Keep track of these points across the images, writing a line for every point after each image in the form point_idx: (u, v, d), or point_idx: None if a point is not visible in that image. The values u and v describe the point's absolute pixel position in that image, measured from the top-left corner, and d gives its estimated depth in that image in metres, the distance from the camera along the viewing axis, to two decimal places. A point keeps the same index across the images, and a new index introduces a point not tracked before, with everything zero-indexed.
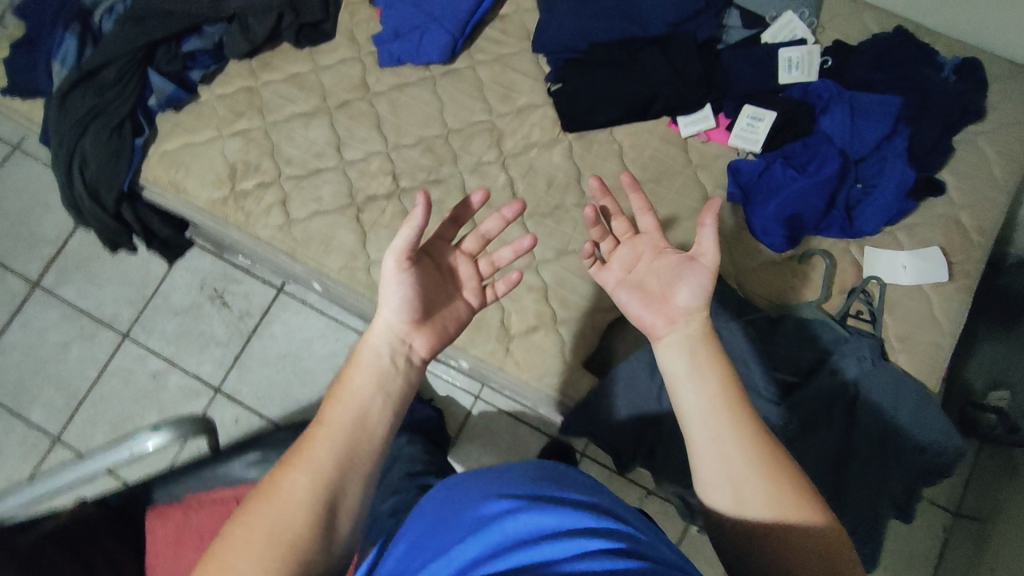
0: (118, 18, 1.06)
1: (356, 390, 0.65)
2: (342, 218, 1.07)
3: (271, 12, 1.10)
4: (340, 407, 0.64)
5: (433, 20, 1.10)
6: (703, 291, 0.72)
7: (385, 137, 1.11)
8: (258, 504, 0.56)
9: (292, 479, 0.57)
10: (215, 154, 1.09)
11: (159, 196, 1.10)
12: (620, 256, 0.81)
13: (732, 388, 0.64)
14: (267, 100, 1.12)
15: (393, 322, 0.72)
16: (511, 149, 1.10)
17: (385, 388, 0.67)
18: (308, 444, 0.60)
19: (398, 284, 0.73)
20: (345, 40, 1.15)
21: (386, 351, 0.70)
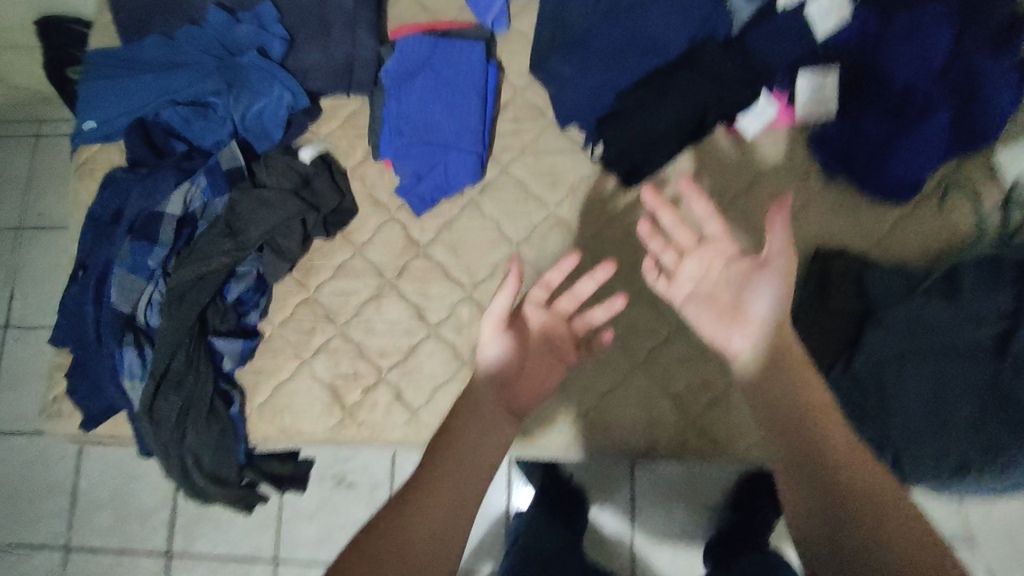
0: (161, 307, 0.98)
1: (473, 429, 0.72)
2: (463, 382, 1.01)
3: (296, 222, 1.02)
4: (463, 443, 0.70)
5: (452, 148, 1.02)
6: (780, 299, 0.69)
7: (459, 281, 1.05)
8: (391, 523, 0.63)
9: (426, 500, 0.65)
10: (310, 383, 1.03)
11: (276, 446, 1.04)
12: (687, 270, 0.75)
13: (808, 394, 0.65)
14: (330, 304, 1.05)
15: (493, 380, 0.76)
16: (586, 232, 1.03)
17: (493, 434, 0.73)
18: (420, 478, 0.67)
19: (496, 346, 0.78)
20: (371, 206, 1.08)
21: (491, 399, 0.75)
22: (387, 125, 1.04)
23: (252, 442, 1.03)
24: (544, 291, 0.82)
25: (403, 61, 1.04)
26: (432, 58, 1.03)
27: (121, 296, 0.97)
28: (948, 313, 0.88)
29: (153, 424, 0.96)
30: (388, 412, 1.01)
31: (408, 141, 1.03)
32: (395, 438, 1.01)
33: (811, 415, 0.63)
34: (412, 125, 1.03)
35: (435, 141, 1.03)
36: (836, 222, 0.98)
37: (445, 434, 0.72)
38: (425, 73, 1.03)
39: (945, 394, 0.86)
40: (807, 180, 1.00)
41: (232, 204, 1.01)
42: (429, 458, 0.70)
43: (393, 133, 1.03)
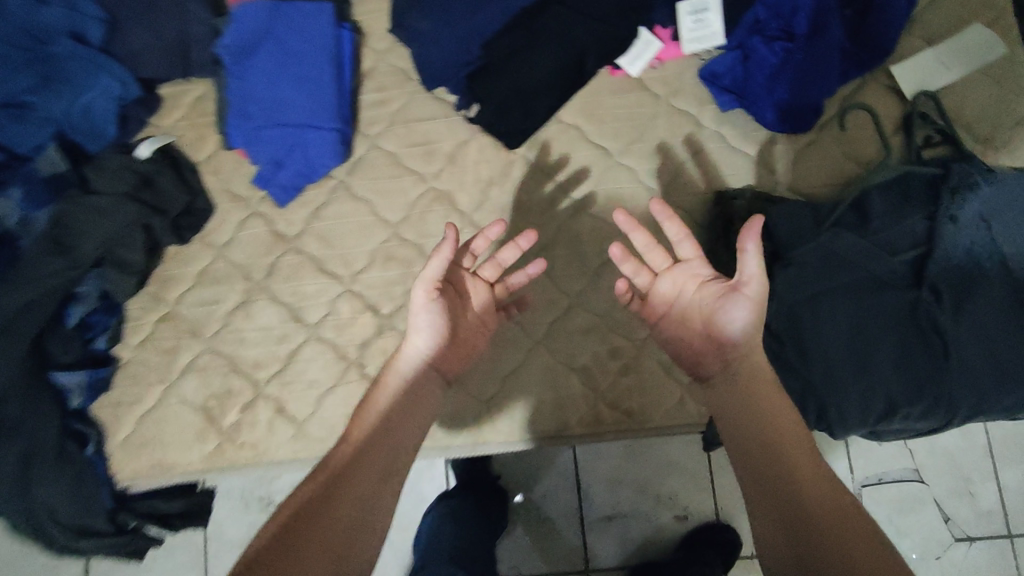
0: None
1: (407, 417, 0.65)
2: (351, 386, 0.90)
3: (135, 230, 0.89)
4: (396, 434, 0.63)
5: (305, 126, 0.90)
6: (753, 320, 0.65)
7: (336, 274, 0.93)
8: (323, 480, 0.57)
9: (352, 479, 0.58)
10: (180, 407, 0.91)
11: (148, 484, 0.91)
12: (662, 291, 0.76)
13: (790, 446, 0.61)
14: (193, 316, 0.93)
15: (422, 346, 0.69)
16: (471, 203, 0.93)
17: (422, 424, 0.66)
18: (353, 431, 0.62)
19: (427, 314, 0.69)
20: (228, 202, 0.96)
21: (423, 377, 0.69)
22: (232, 107, 0.91)
23: (119, 482, 0.91)
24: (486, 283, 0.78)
25: (242, 34, 0.90)
26: (273, 27, 0.91)
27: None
28: (861, 244, 0.80)
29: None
30: (270, 430, 0.90)
31: (256, 123, 0.90)
32: (282, 459, 0.90)
33: (792, 473, 0.59)
34: (259, 105, 0.91)
35: (286, 121, 0.90)
36: (738, 160, 0.90)
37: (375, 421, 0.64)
38: (268, 45, 0.91)
39: (873, 330, 0.79)
40: (701, 119, 0.92)
41: (56, 216, 0.87)
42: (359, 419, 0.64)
43: (239, 117, 0.91)
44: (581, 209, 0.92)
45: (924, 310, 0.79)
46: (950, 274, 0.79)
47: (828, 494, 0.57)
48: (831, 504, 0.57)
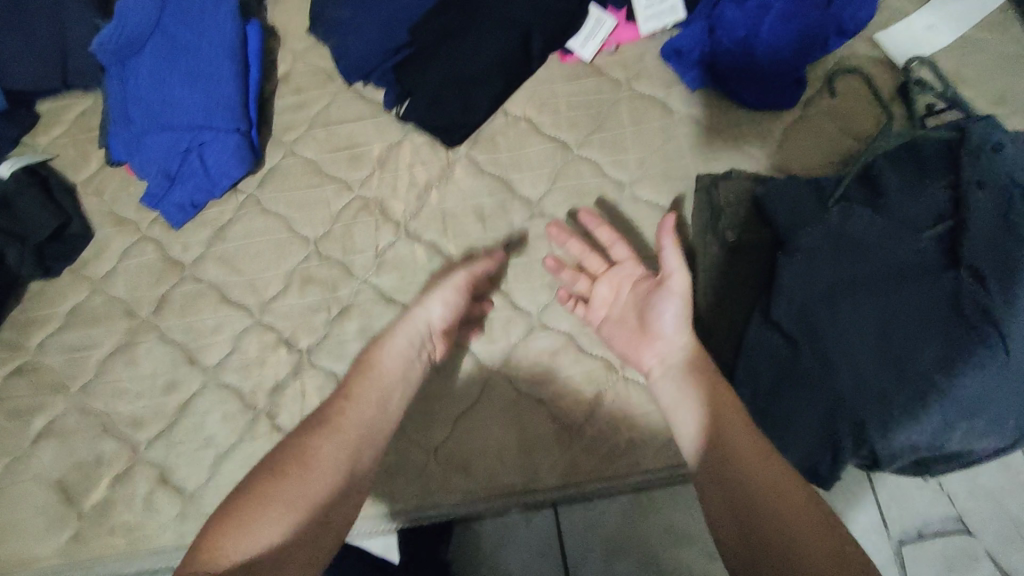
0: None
1: (353, 428, 0.57)
2: (258, 443, 0.71)
3: None
4: (353, 442, 0.56)
5: (200, 128, 0.75)
6: (684, 319, 0.62)
7: (243, 304, 0.75)
8: (300, 459, 0.53)
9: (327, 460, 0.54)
10: (30, 486, 0.70)
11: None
12: (600, 294, 0.70)
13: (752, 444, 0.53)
14: (58, 367, 0.74)
15: (430, 324, 0.67)
16: (406, 210, 0.77)
17: (378, 432, 0.58)
18: (336, 412, 0.58)
19: (444, 301, 0.68)
20: (112, 227, 0.79)
21: (373, 375, 0.62)
22: (116, 114, 0.78)
23: None
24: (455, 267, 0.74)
25: (121, 27, 0.76)
26: (163, 22, 0.78)
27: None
28: (873, 224, 0.66)
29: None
30: (151, 507, 0.69)
31: (142, 128, 0.76)
32: (164, 548, 0.68)
33: (748, 475, 0.51)
34: (145, 108, 0.76)
35: (177, 123, 0.75)
36: (716, 143, 0.77)
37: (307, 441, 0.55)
38: (156, 41, 0.77)
39: (901, 335, 0.63)
40: (669, 102, 0.79)
41: None
42: (341, 398, 0.59)
43: (122, 124, 0.77)
44: (538, 208, 0.77)
45: (965, 305, 0.63)
46: (996, 262, 0.63)
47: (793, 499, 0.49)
48: (793, 507, 0.49)
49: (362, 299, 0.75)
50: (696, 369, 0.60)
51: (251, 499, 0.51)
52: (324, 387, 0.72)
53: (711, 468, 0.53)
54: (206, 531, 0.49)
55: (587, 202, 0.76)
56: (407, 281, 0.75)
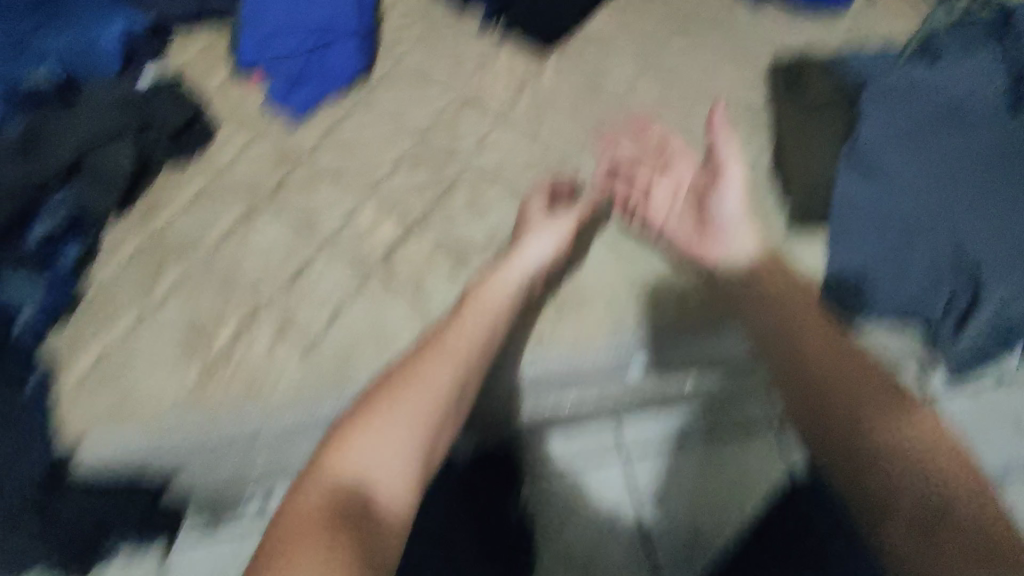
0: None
1: (451, 350, 0.61)
2: (374, 297, 0.75)
3: (126, 133, 0.79)
4: (450, 375, 0.60)
5: (327, 30, 0.85)
6: (743, 209, 0.68)
7: (356, 184, 0.82)
8: (400, 389, 0.57)
9: (425, 388, 0.58)
10: (165, 334, 0.75)
11: (98, 450, 0.70)
12: (658, 201, 0.74)
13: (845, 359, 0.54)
14: (184, 238, 0.79)
15: (541, 252, 0.71)
16: (505, 104, 0.85)
17: (472, 363, 0.62)
18: (441, 340, 0.62)
19: (553, 234, 0.72)
20: (235, 124, 0.86)
21: (472, 312, 0.65)
22: (245, 17, 0.86)
23: (61, 443, 0.70)
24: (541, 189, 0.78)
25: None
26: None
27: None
28: (950, 74, 0.72)
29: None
30: (274, 352, 0.74)
31: (272, 29, 0.85)
32: (285, 392, 0.72)
33: (813, 369, 0.54)
34: (274, 13, 0.85)
35: (304, 26, 0.85)
36: (785, 41, 0.85)
37: (413, 366, 0.60)
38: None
39: (939, 197, 0.69)
40: (736, 14, 0.89)
41: (34, 123, 0.78)
42: (442, 330, 0.63)
43: (251, 25, 0.85)
44: (626, 100, 0.84)
45: None
46: None
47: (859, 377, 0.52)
48: (861, 388, 0.51)
49: (467, 176, 0.80)
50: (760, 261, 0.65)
51: (365, 421, 0.55)
52: (433, 249, 0.77)
53: (782, 364, 0.57)
54: (324, 444, 0.54)
55: (669, 93, 0.84)
56: (509, 158, 0.81)
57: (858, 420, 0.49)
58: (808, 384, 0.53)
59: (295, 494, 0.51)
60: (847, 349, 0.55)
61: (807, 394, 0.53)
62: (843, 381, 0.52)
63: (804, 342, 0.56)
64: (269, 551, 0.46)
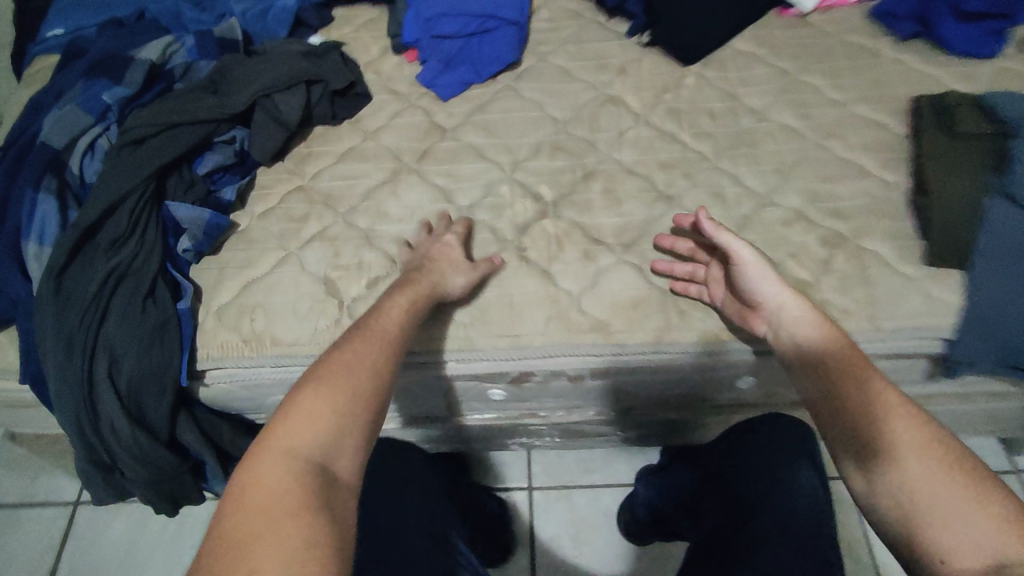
0: (105, 153, 0.75)
1: (378, 332, 0.62)
2: (506, 266, 0.77)
3: (298, 85, 0.85)
4: (377, 349, 0.60)
5: (487, 17, 0.91)
6: (776, 281, 0.64)
7: (497, 161, 0.86)
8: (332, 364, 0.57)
9: (352, 363, 0.58)
10: (297, 274, 0.77)
11: (222, 373, 0.76)
12: (717, 276, 0.71)
13: (878, 405, 0.53)
14: (331, 188, 0.84)
15: (459, 277, 0.72)
16: (644, 106, 0.89)
17: (398, 337, 0.63)
18: (366, 321, 0.63)
19: (463, 274, 0.72)
20: (386, 95, 0.93)
21: (386, 311, 0.65)
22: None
23: (200, 360, 0.74)
24: (459, 236, 0.76)
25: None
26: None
27: (55, 130, 0.73)
28: None
29: (54, 298, 0.68)
30: None
31: (439, 10, 0.91)
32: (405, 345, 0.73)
33: (861, 424, 0.53)
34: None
35: (470, 11, 0.91)
36: (929, 77, 0.86)
37: (342, 356, 0.58)
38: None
39: None
40: (880, 48, 0.91)
41: (221, 67, 0.86)
42: (365, 316, 0.64)
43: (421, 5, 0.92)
44: (765, 113, 0.86)
45: None
46: None
47: (929, 471, 0.49)
48: (915, 453, 0.50)
49: (606, 166, 0.84)
50: (817, 311, 0.62)
51: (302, 403, 0.54)
52: (569, 227, 0.79)
53: (838, 435, 0.54)
54: (264, 431, 0.53)
55: (812, 112, 0.85)
56: (646, 156, 0.84)
57: (930, 521, 0.47)
58: (867, 467, 0.51)
59: (239, 486, 0.49)
60: (879, 398, 0.53)
61: (868, 472, 0.51)
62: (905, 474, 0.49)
63: (852, 413, 0.54)
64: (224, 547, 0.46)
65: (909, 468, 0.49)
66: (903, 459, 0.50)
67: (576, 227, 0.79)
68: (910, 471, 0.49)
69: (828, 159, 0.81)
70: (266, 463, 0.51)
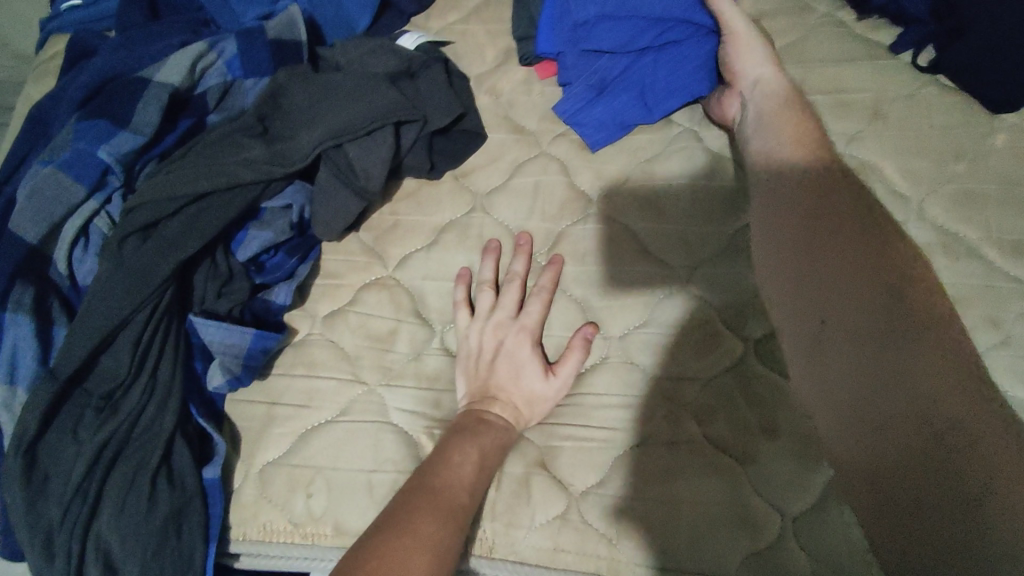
0: (102, 242, 0.51)
1: (439, 499, 0.45)
2: (677, 448, 0.52)
3: (383, 129, 0.57)
4: (439, 526, 0.43)
5: (663, 27, 0.60)
6: (761, 53, 0.59)
7: (669, 261, 0.57)
8: (391, 538, 0.40)
9: (408, 544, 0.40)
10: (374, 429, 0.54)
11: (263, 561, 0.53)
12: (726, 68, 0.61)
13: (871, 301, 0.42)
14: (423, 290, 0.58)
15: (536, 388, 0.53)
16: (915, 182, 0.56)
17: (461, 512, 0.45)
18: (426, 477, 0.46)
19: (547, 380, 0.53)
20: (508, 133, 0.63)
21: (453, 467, 0.47)
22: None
23: (233, 543, 0.53)
24: (534, 338, 0.54)
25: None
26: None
27: (28, 209, 0.50)
28: None
29: (24, 481, 0.46)
30: (524, 492, 0.52)
31: (599, 10, 0.60)
32: (524, 558, 0.51)
33: (843, 321, 0.42)
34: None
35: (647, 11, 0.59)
36: None
37: (398, 542, 0.40)
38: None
39: None
40: None
41: (273, 90, 0.58)
42: (421, 472, 0.47)
43: (571, 0, 0.60)
44: None
45: None
46: None
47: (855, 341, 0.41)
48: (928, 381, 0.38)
49: None
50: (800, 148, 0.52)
51: None
52: (772, 397, 0.52)
53: (807, 338, 0.44)
54: None
55: None
56: None
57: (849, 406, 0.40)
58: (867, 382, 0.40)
59: None
60: (873, 291, 0.42)
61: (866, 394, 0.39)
62: (867, 307, 0.42)
63: (841, 273, 0.44)
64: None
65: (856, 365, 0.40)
66: (871, 316, 0.41)
67: (787, 395, 0.52)
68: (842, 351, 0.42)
69: None
70: None
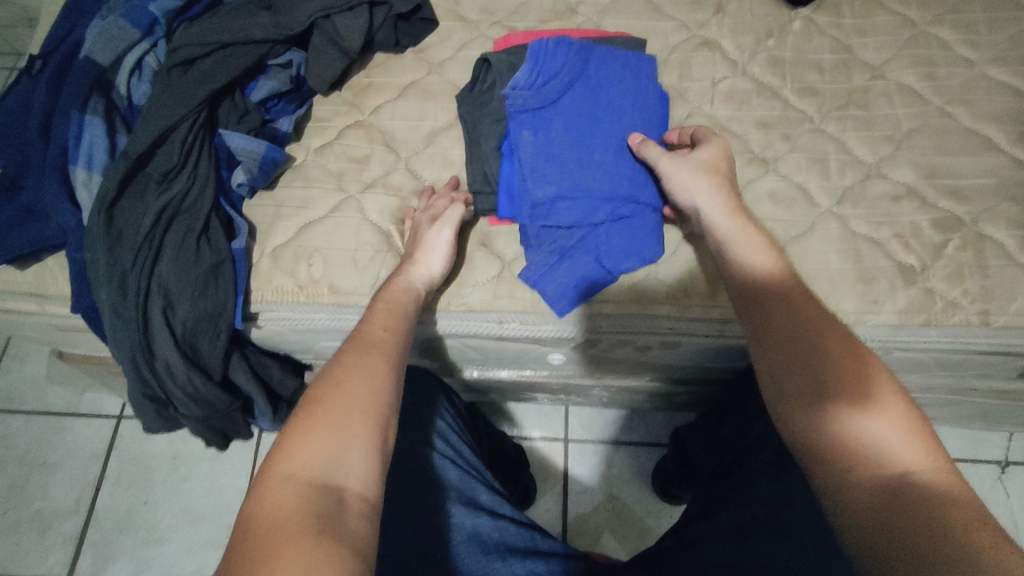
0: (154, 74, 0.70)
1: (374, 337, 0.56)
2: None
3: (361, 6, 0.77)
4: (377, 354, 0.54)
5: (616, 202, 0.70)
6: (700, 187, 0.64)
7: None
8: (338, 364, 0.52)
9: (347, 367, 0.52)
10: (357, 220, 0.73)
11: (276, 316, 0.72)
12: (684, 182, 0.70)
13: (848, 384, 0.47)
14: (392, 128, 0.78)
15: (432, 235, 0.67)
16: (741, 52, 0.79)
17: (400, 347, 0.56)
18: (368, 322, 0.58)
19: (440, 231, 0.68)
20: (454, 22, 0.83)
21: (375, 317, 0.59)
22: (522, 163, 0.71)
23: (254, 302, 0.71)
24: (434, 212, 0.69)
25: (541, 72, 0.73)
26: (585, 66, 0.74)
27: (98, 45, 0.68)
28: None
29: (106, 229, 0.64)
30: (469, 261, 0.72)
31: (555, 191, 0.70)
32: (470, 305, 0.71)
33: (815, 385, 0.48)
34: (557, 167, 0.71)
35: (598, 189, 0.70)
36: None
37: (330, 374, 0.51)
38: (574, 92, 0.73)
39: None
40: None
41: None
42: (367, 318, 0.59)
43: (531, 183, 0.70)
44: (879, 71, 0.77)
45: None
46: None
47: (868, 397, 0.46)
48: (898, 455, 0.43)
49: (693, 121, 0.76)
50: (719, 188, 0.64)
51: (310, 414, 0.48)
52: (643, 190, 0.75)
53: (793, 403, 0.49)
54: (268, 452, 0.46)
55: (936, 72, 0.76)
56: (743, 112, 0.76)
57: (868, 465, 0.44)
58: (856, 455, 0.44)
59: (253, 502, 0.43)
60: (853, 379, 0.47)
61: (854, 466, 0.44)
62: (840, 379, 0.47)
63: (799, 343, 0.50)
64: (239, 558, 0.39)
65: (873, 430, 0.45)
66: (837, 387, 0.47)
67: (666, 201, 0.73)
68: (871, 431, 0.45)
69: (949, 129, 0.73)
70: (273, 495, 0.43)
